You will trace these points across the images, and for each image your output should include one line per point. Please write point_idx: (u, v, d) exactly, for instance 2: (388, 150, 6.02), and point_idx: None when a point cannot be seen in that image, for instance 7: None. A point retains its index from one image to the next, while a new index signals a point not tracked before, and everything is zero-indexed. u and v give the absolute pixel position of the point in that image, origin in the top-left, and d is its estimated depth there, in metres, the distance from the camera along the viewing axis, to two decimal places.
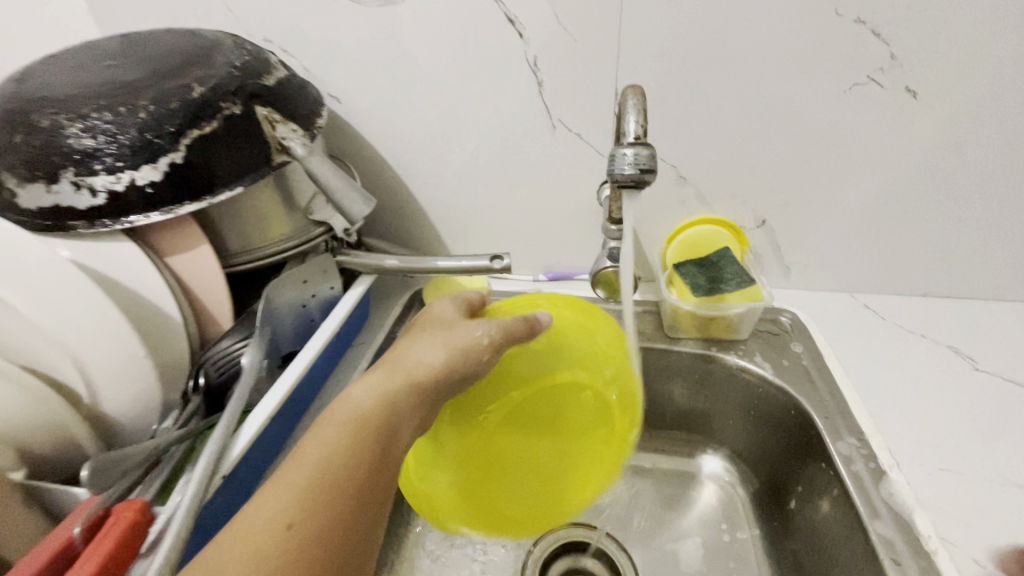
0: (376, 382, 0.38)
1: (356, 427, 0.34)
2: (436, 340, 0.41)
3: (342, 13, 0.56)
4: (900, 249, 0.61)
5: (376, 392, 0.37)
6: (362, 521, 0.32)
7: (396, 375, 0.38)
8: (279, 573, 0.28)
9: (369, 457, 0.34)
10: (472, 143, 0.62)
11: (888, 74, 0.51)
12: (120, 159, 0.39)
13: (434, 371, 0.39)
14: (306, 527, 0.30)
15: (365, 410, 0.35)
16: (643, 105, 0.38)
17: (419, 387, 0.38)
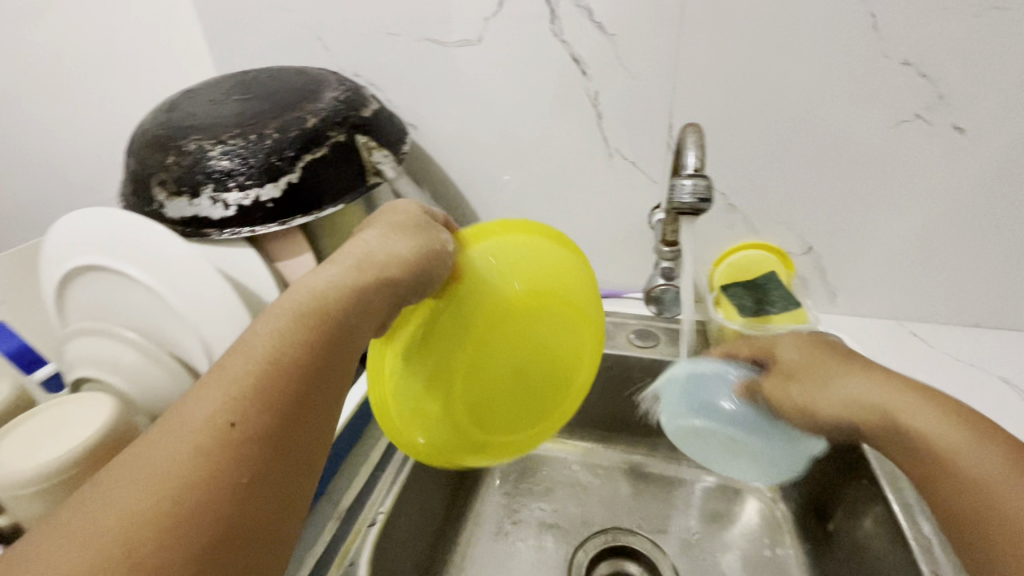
0: (344, 275, 0.33)
1: (315, 322, 0.31)
2: (398, 234, 0.38)
3: (425, 52, 0.63)
4: (948, 280, 0.63)
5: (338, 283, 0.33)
6: (306, 429, 0.29)
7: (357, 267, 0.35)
8: (206, 472, 0.24)
9: (327, 355, 0.31)
10: (533, 168, 0.68)
11: (936, 111, 0.54)
12: (249, 178, 0.46)
13: (403, 264, 0.36)
14: (255, 423, 0.26)
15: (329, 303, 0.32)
16: (702, 141, 0.43)
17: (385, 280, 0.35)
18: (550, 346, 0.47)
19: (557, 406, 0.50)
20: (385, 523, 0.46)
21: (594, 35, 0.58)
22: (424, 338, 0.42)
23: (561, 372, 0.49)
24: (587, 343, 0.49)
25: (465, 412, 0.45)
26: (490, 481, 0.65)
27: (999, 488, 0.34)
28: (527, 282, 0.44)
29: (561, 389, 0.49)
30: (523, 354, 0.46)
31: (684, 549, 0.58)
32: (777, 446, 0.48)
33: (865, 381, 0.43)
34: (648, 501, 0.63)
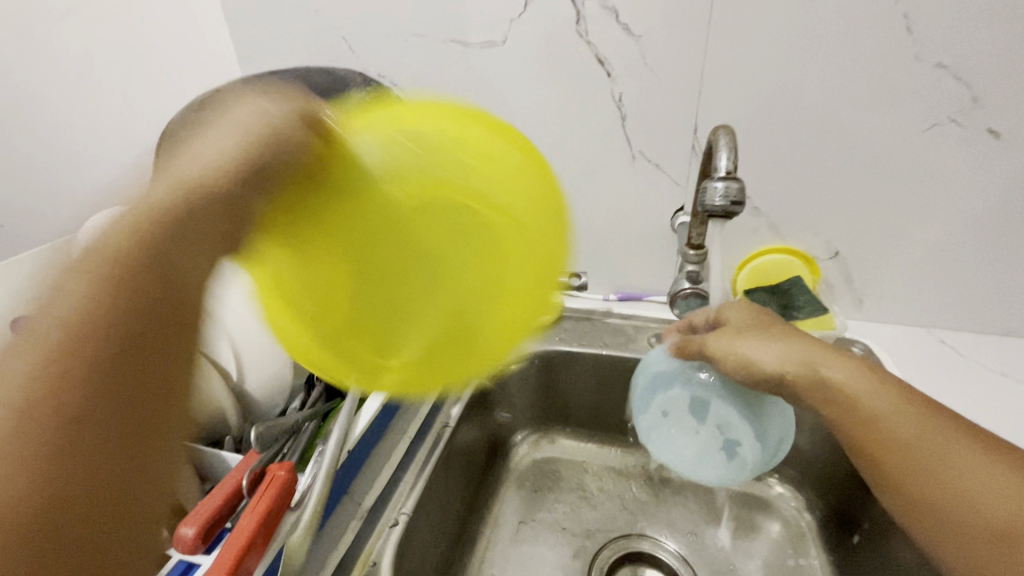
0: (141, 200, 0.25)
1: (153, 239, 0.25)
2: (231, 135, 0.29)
3: (450, 53, 0.64)
4: (980, 288, 0.61)
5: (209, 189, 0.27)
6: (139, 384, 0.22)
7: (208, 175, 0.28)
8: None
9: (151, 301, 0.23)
10: (555, 170, 0.68)
11: (969, 116, 0.53)
12: None
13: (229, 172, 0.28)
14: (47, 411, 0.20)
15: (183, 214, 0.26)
16: (734, 144, 0.42)
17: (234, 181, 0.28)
18: (460, 260, 0.33)
19: (485, 342, 0.36)
20: (406, 524, 0.46)
21: (620, 37, 0.58)
22: (290, 257, 0.30)
23: (481, 304, 0.34)
24: (521, 268, 0.33)
25: (353, 330, 0.34)
26: (508, 483, 0.65)
27: (936, 452, 0.39)
28: (413, 173, 0.30)
29: (487, 324, 0.35)
30: (421, 268, 0.33)
31: (702, 557, 0.58)
32: (719, 425, 0.45)
33: (772, 346, 0.44)
34: (669, 507, 0.63)
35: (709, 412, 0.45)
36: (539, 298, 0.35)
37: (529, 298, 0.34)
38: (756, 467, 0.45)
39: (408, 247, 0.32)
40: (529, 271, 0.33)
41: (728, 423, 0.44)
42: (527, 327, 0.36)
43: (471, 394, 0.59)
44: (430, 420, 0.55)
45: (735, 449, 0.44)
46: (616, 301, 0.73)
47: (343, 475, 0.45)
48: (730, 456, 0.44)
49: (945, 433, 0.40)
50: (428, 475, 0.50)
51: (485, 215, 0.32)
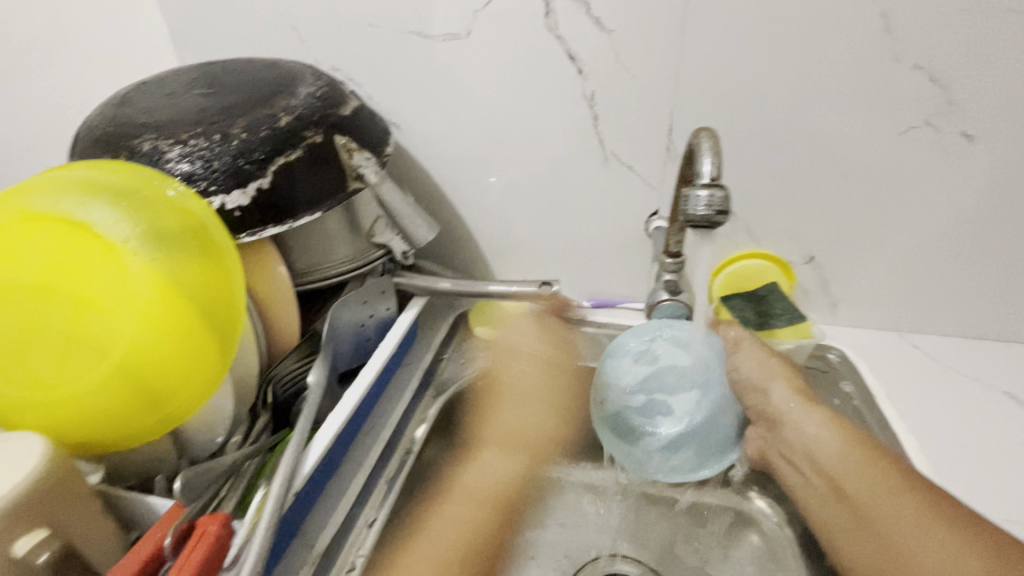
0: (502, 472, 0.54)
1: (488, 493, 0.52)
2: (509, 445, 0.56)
3: (409, 43, 0.59)
4: (952, 292, 0.61)
5: (503, 467, 0.55)
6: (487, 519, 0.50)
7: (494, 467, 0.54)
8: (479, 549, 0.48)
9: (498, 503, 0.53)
10: (523, 171, 0.64)
11: (945, 118, 0.52)
12: (213, 184, 0.42)
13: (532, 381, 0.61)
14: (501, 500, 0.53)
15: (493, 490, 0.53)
16: (717, 149, 0.39)
17: (541, 410, 0.59)
18: (111, 283, 0.35)
19: (142, 411, 0.37)
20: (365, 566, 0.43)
21: (591, 31, 0.55)
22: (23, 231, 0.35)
23: (69, 330, 0.35)
24: (202, 335, 0.38)
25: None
26: None
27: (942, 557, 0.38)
28: (108, 226, 0.36)
29: (150, 363, 0.36)
30: (78, 276, 0.35)
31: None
32: (657, 402, 0.51)
33: (780, 387, 0.49)
34: (645, 525, 0.60)
35: (665, 396, 0.51)
36: (212, 375, 0.40)
37: (198, 361, 0.38)
38: (647, 449, 0.52)
39: (78, 255, 0.35)
40: (185, 329, 0.37)
41: (667, 411, 0.51)
42: (204, 396, 0.40)
43: (436, 413, 0.58)
44: (392, 448, 0.52)
45: (649, 423, 0.52)
46: (589, 308, 0.70)
47: (292, 516, 0.40)
48: (641, 420, 0.52)
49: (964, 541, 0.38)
50: (390, 507, 0.49)
51: (203, 320, 0.38)
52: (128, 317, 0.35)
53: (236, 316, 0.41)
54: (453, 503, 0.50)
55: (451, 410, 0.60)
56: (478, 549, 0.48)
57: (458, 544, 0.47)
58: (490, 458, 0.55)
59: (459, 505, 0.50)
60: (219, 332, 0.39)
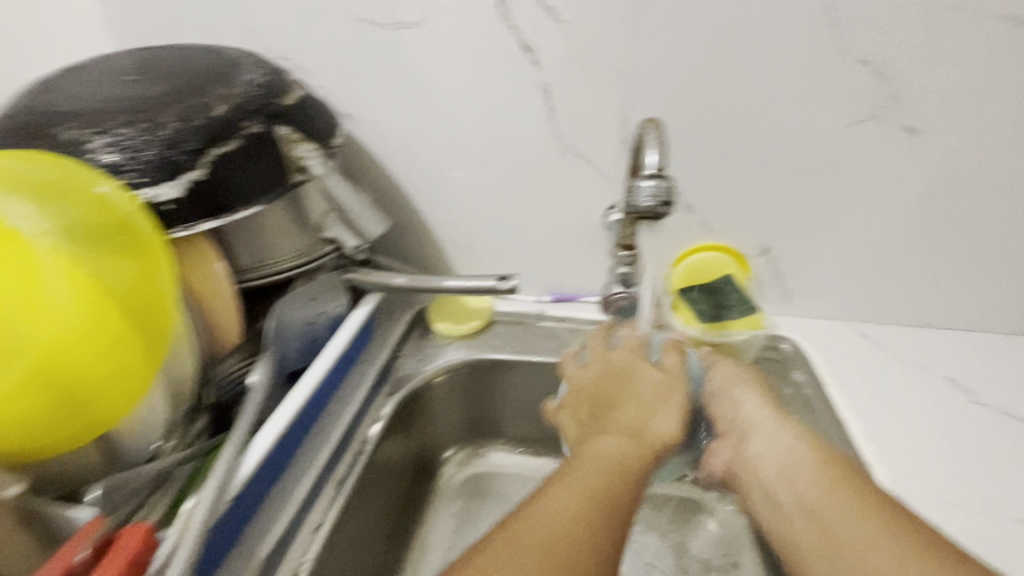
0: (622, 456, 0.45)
1: (621, 473, 0.44)
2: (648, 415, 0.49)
3: (360, 31, 0.57)
4: (899, 282, 0.63)
5: (637, 449, 0.46)
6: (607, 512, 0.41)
7: (637, 441, 0.47)
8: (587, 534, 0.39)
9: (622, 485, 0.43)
10: (480, 164, 0.63)
11: (889, 112, 0.53)
12: (141, 176, 0.39)
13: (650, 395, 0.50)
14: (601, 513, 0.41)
15: (619, 461, 0.45)
16: (661, 139, 0.41)
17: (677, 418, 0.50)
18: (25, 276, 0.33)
19: (63, 414, 0.35)
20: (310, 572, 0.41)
21: (545, 21, 0.54)
22: None
23: None
24: (127, 331, 0.36)
25: None
26: (439, 503, 0.61)
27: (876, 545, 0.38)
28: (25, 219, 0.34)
29: (70, 360, 0.34)
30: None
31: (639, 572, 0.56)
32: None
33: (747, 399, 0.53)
34: None
35: None
36: (141, 375, 0.38)
37: (124, 360, 0.36)
38: None
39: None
40: (107, 325, 0.35)
41: None
42: (133, 396, 0.38)
43: (392, 411, 0.54)
44: (343, 447, 0.50)
45: None
46: (550, 302, 0.69)
47: (230, 522, 0.39)
48: None
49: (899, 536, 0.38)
50: (339, 513, 0.45)
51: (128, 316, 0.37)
52: (45, 311, 0.33)
53: (167, 313, 0.39)
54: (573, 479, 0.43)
55: (410, 408, 0.58)
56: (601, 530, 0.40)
57: (574, 523, 0.40)
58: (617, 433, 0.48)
59: (579, 481, 0.43)
60: (147, 330, 0.38)
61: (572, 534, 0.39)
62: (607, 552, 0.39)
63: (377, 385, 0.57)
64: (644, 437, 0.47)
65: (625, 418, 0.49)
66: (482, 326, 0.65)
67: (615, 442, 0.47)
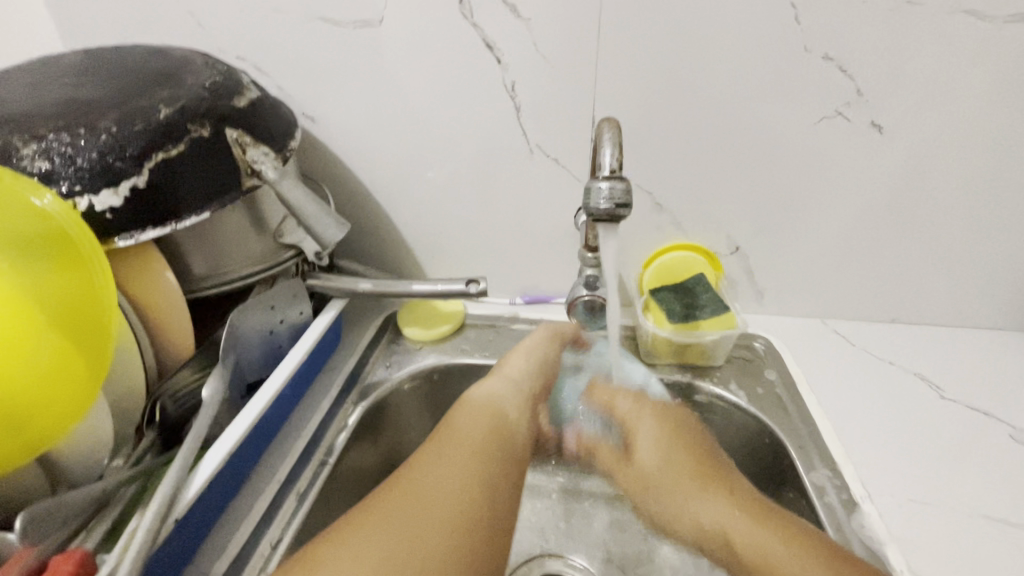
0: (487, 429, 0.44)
1: (494, 424, 0.45)
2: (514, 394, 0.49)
3: (319, 30, 0.55)
4: (869, 278, 0.62)
5: (512, 398, 0.49)
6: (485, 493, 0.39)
7: (511, 393, 0.49)
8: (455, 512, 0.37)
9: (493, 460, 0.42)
10: (447, 165, 0.61)
11: (855, 108, 0.53)
12: (78, 183, 0.38)
13: (530, 380, 0.51)
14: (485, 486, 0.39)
15: (484, 434, 0.44)
16: (618, 139, 0.41)
17: (545, 370, 0.53)
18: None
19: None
20: None
21: (507, 19, 0.53)
22: None
23: None
24: (76, 361, 0.35)
25: None
26: None
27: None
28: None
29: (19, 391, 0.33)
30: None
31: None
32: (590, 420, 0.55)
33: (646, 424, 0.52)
34: (579, 522, 0.60)
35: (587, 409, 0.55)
36: (82, 402, 0.36)
37: (69, 388, 0.35)
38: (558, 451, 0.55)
39: None
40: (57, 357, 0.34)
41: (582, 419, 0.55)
42: (72, 420, 0.36)
43: (358, 420, 0.53)
44: (306, 458, 0.48)
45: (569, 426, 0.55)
46: (523, 304, 0.68)
47: (180, 542, 0.38)
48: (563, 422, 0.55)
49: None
50: (299, 526, 0.44)
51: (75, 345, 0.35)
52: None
53: (108, 326, 0.37)
54: (451, 436, 0.43)
55: (376, 416, 0.56)
56: (495, 485, 0.40)
57: (469, 483, 0.39)
58: (493, 386, 0.50)
59: (457, 437, 0.43)
60: (93, 357, 0.36)
61: (470, 499, 0.38)
62: (492, 525, 0.37)
63: (344, 393, 0.55)
64: (516, 384, 0.50)
65: (493, 377, 0.51)
66: (453, 329, 0.64)
67: (489, 393, 0.49)
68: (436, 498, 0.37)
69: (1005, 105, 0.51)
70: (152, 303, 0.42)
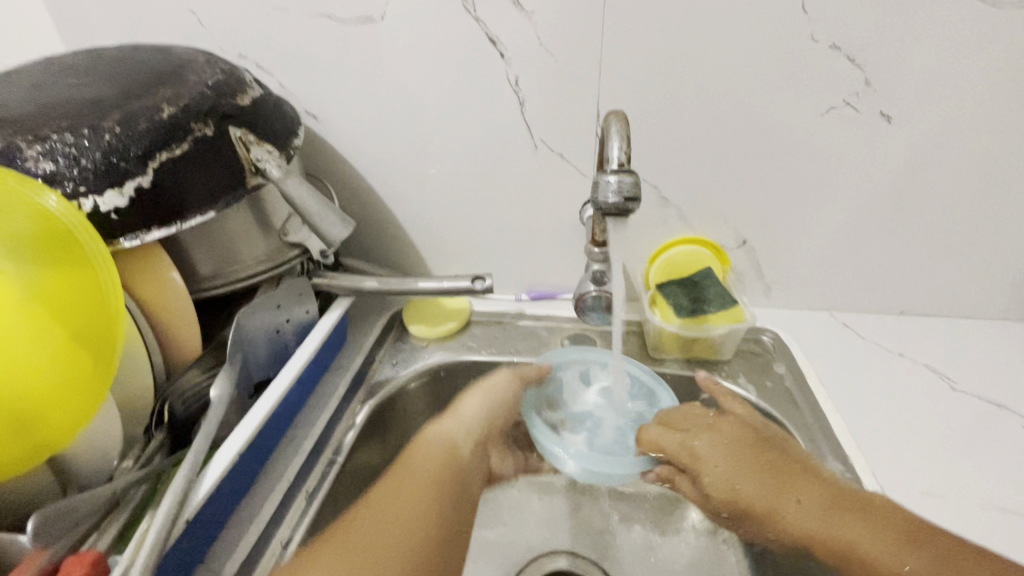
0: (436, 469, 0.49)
1: (447, 464, 0.50)
2: (469, 431, 0.53)
3: (320, 27, 0.55)
4: (878, 270, 0.62)
5: (465, 438, 0.53)
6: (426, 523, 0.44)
7: (465, 436, 0.53)
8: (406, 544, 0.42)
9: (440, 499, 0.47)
10: (451, 161, 0.61)
11: (863, 98, 0.52)
12: (83, 184, 0.37)
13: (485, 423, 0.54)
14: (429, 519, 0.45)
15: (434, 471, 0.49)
16: (625, 131, 0.41)
17: (506, 409, 0.54)
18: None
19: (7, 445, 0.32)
20: None
21: (510, 13, 0.52)
22: None
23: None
24: (81, 362, 0.35)
25: None
26: None
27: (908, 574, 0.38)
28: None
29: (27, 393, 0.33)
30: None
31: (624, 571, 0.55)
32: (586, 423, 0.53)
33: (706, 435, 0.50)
34: (588, 518, 0.60)
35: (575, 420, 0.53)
36: (90, 403, 0.36)
37: (76, 389, 0.35)
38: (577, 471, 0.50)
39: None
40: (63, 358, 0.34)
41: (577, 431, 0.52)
42: (81, 422, 0.35)
43: (366, 418, 0.53)
44: (315, 457, 0.48)
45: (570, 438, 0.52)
46: (529, 301, 0.68)
47: (191, 543, 0.38)
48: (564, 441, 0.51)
49: (916, 556, 0.38)
50: (309, 525, 0.44)
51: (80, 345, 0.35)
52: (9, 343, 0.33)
53: (114, 327, 0.36)
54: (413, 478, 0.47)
55: (384, 414, 0.56)
56: (437, 522, 0.45)
57: (417, 516, 0.44)
58: (446, 428, 0.53)
59: (418, 474, 0.48)
60: (98, 357, 0.36)
61: (416, 530, 0.43)
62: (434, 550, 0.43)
63: (352, 391, 0.55)
64: (471, 427, 0.53)
65: (448, 420, 0.54)
66: (460, 326, 0.64)
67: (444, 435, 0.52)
68: (403, 536, 0.42)
69: (1016, 92, 0.50)
70: (158, 303, 0.42)
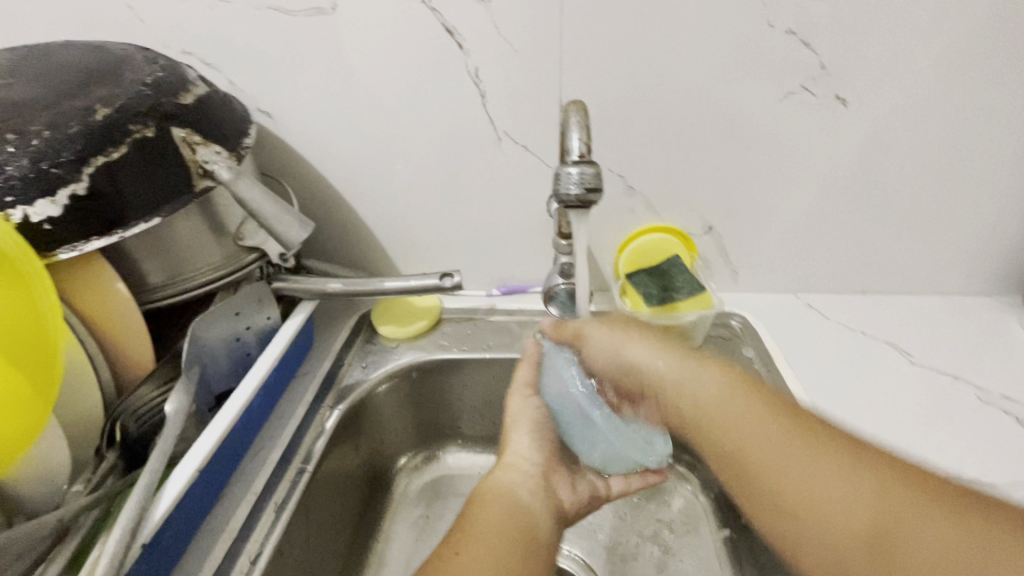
0: (507, 512, 0.40)
1: (518, 512, 0.41)
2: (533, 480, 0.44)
3: (268, 20, 0.53)
4: (840, 251, 0.63)
5: (530, 488, 0.43)
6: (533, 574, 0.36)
7: (526, 479, 0.44)
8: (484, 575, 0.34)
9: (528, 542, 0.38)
10: (413, 157, 0.59)
11: (820, 83, 0.53)
12: (9, 193, 0.35)
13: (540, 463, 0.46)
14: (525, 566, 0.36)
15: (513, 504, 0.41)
16: (585, 121, 0.40)
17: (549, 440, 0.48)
18: None
19: None
20: None
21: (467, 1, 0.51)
22: None
23: None
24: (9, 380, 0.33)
25: None
26: (397, 513, 0.59)
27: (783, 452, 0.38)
28: None
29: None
30: None
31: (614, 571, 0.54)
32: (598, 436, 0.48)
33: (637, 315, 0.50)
34: None
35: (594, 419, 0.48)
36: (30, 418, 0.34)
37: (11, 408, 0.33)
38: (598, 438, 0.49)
39: None
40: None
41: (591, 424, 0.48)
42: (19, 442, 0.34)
43: (336, 424, 0.51)
44: (283, 467, 0.47)
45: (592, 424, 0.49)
46: (500, 296, 0.67)
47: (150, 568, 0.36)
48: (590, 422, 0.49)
49: (794, 433, 0.38)
50: (278, 540, 0.42)
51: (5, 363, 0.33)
52: None
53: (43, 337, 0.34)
54: (476, 528, 0.38)
55: (354, 419, 0.54)
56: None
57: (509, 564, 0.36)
58: (505, 473, 0.44)
59: (479, 518, 0.39)
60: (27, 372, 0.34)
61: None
62: None
63: (320, 397, 0.53)
64: (530, 469, 0.45)
65: (503, 463, 0.45)
66: (431, 325, 0.63)
67: (509, 481, 0.44)
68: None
69: (964, 73, 0.51)
70: (105, 317, 0.40)
